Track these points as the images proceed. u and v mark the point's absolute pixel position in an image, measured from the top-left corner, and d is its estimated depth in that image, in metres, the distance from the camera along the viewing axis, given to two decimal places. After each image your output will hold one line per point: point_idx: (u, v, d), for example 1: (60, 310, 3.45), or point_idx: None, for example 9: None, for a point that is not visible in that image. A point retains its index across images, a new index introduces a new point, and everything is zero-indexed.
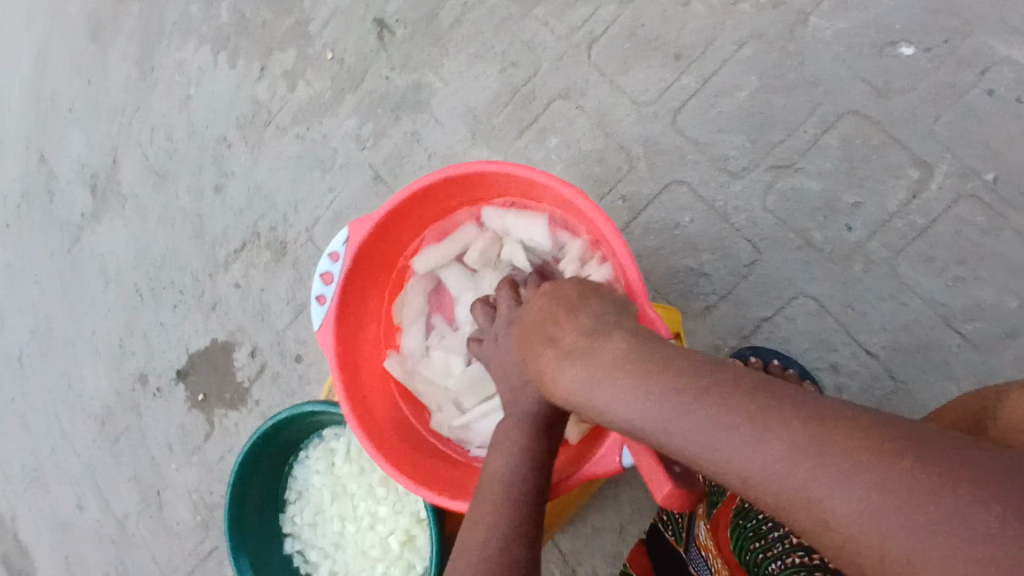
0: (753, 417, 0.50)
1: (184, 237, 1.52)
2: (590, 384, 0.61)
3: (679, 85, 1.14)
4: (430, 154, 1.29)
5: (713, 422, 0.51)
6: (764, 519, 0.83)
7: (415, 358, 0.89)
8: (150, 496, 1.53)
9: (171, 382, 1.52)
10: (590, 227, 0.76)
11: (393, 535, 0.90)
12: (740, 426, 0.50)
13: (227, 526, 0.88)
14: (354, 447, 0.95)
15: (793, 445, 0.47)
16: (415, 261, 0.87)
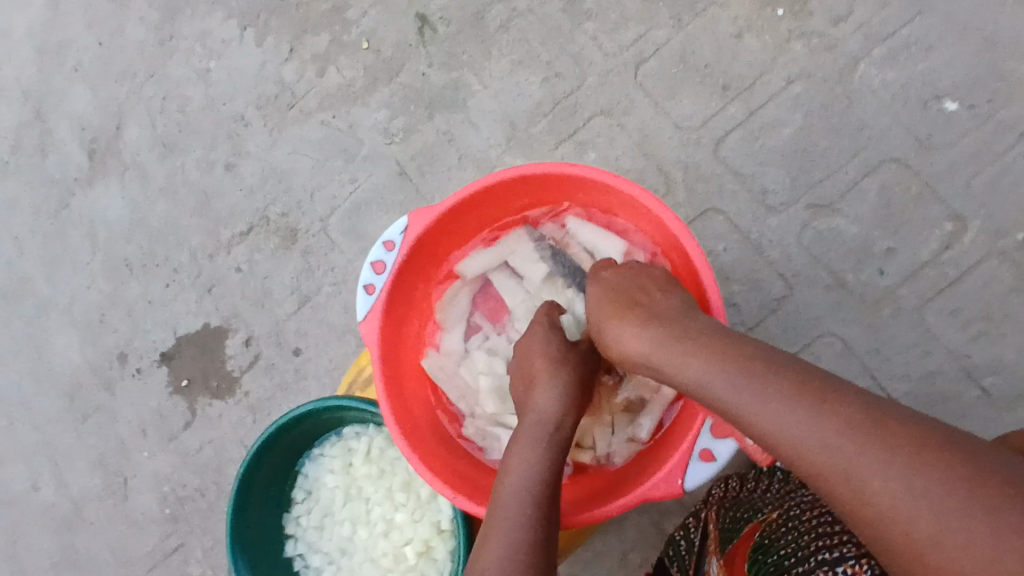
0: (813, 393, 0.50)
1: (186, 213, 1.45)
2: (655, 347, 0.62)
3: (725, 115, 1.14)
4: (462, 156, 1.27)
5: (766, 395, 0.52)
6: None
7: (455, 357, 0.86)
8: (116, 482, 1.44)
9: (153, 364, 1.43)
10: (665, 244, 0.76)
11: (410, 544, 0.86)
12: (802, 407, 0.49)
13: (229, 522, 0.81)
14: (375, 448, 0.89)
15: (843, 425, 0.47)
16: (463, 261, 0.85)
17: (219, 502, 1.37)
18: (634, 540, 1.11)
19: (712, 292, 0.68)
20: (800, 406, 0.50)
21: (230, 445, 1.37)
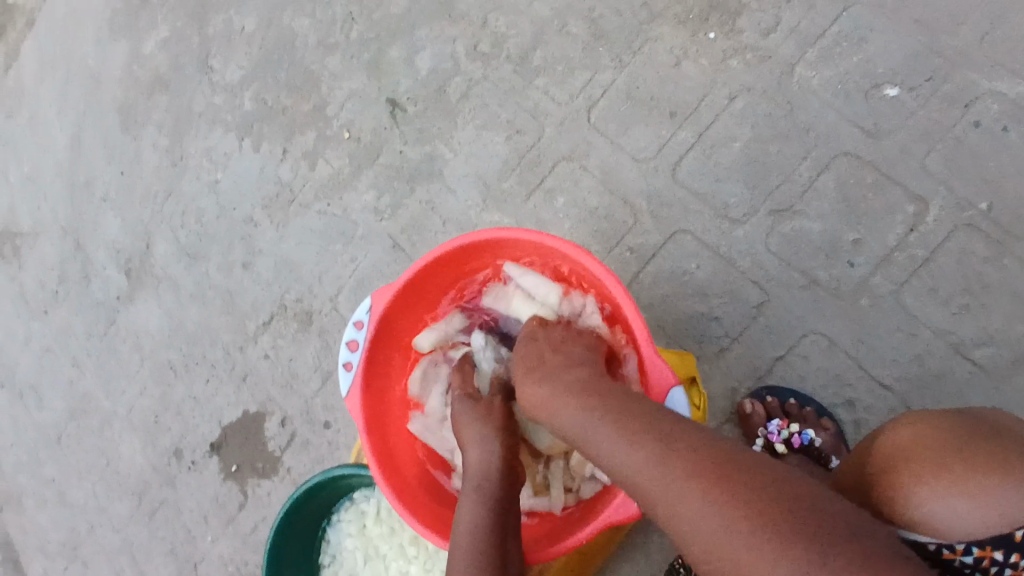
0: (657, 443, 0.61)
1: (215, 312, 1.59)
2: (553, 405, 0.73)
3: (677, 140, 1.20)
4: (445, 220, 1.36)
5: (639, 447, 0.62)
6: None
7: (436, 419, 0.92)
8: (186, 570, 1.55)
9: (205, 455, 1.56)
10: (599, 288, 0.84)
11: None
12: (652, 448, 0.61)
13: None
14: (384, 507, 0.98)
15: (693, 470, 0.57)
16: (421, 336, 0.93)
17: None
18: (658, 561, 1.13)
19: (639, 325, 0.75)
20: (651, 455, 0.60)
21: None
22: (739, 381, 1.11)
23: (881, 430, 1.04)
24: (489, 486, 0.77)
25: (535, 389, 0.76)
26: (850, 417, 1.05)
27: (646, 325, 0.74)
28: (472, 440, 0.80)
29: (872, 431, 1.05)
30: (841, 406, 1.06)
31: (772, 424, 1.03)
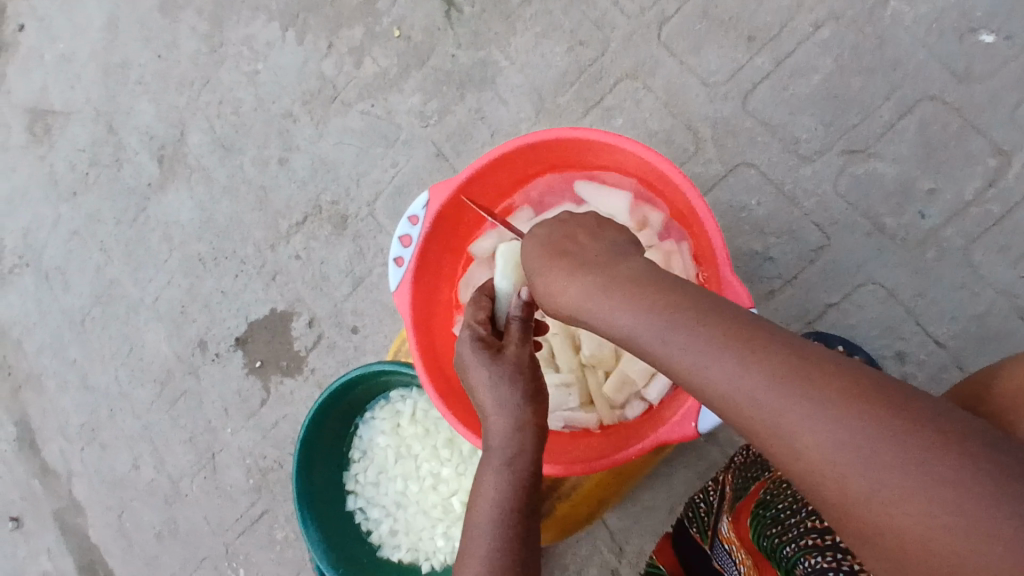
0: (761, 352, 0.48)
1: (248, 208, 1.56)
2: (588, 301, 0.60)
3: (752, 66, 1.13)
4: (494, 132, 1.31)
5: (736, 357, 0.49)
6: (784, 507, 0.79)
7: None
8: (205, 457, 1.59)
9: (230, 348, 1.56)
10: (675, 200, 0.77)
11: (456, 496, 0.95)
12: (753, 358, 0.48)
13: (294, 480, 0.90)
14: (419, 409, 0.97)
15: (818, 387, 0.46)
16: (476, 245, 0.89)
17: None
18: (681, 492, 1.14)
19: (718, 240, 0.69)
20: (752, 366, 0.48)
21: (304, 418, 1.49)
22: (787, 324, 1.07)
23: (929, 386, 1.01)
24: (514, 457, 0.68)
25: (564, 284, 0.63)
26: (899, 369, 1.03)
27: (724, 242, 0.69)
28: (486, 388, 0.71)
29: (919, 386, 1.02)
30: (890, 358, 1.03)
31: None
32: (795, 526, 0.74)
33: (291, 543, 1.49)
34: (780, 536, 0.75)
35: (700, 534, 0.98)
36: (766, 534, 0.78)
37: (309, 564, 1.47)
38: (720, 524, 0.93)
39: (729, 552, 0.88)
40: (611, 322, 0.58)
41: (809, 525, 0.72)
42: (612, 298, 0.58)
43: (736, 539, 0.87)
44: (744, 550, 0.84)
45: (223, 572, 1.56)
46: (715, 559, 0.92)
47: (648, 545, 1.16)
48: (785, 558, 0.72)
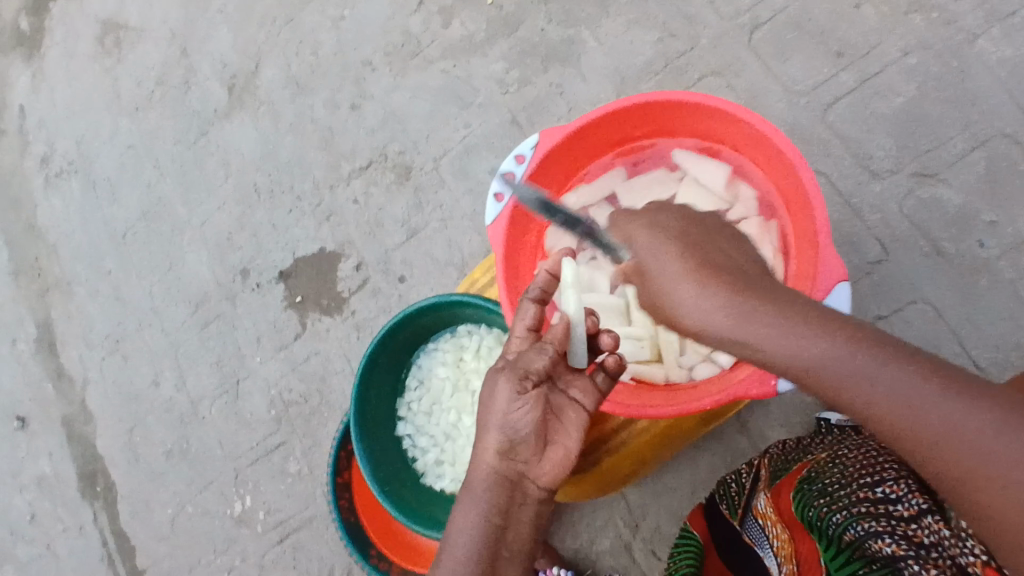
0: (896, 357, 0.54)
1: (312, 147, 1.59)
2: (758, 328, 0.59)
3: (837, 81, 1.18)
4: (571, 108, 1.35)
5: (872, 359, 0.54)
6: (831, 483, 0.85)
7: None
8: (229, 383, 1.61)
9: (271, 280, 1.59)
10: (778, 179, 0.79)
11: None
12: (892, 364, 0.53)
13: (356, 392, 0.93)
14: (484, 347, 1.00)
15: (957, 391, 0.51)
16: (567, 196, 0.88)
17: (321, 408, 1.51)
18: (705, 478, 1.18)
19: (820, 215, 0.70)
20: (891, 371, 0.53)
21: (336, 358, 1.51)
22: None
23: None
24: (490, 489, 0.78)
25: (721, 305, 0.60)
26: None
27: (826, 217, 0.70)
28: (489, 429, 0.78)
29: None
30: None
31: None
32: (846, 495, 0.81)
33: (302, 478, 1.51)
34: (829, 505, 0.82)
35: (728, 510, 1.00)
36: (811, 504, 0.84)
37: (318, 501, 1.49)
38: (753, 500, 0.97)
39: (763, 527, 0.91)
40: (788, 352, 0.57)
41: (861, 496, 0.80)
42: (788, 328, 0.58)
43: (772, 514, 0.91)
44: (782, 524, 0.88)
45: (228, 497, 1.57)
46: (744, 534, 0.95)
47: (664, 525, 1.20)
48: (834, 524, 0.79)
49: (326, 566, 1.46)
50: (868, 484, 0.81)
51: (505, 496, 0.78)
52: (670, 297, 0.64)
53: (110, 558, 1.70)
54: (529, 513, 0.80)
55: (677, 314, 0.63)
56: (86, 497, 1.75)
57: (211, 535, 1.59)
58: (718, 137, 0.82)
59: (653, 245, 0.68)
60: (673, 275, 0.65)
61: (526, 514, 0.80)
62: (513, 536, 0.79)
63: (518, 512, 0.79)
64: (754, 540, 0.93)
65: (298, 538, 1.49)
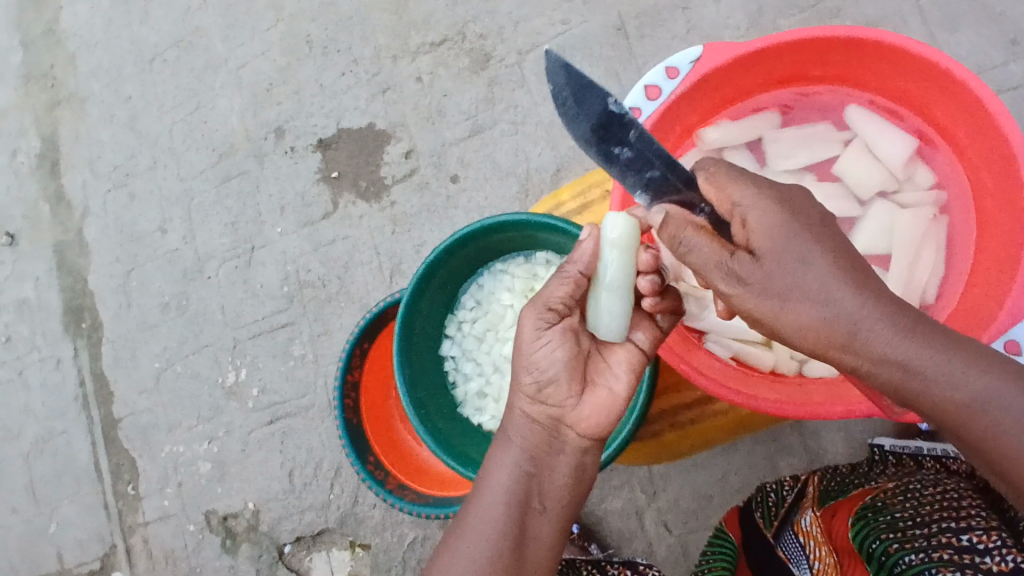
0: None
1: (381, 7, 1.41)
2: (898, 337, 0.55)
3: (1003, 71, 1.09)
4: (691, 28, 1.21)
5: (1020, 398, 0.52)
6: (902, 518, 0.83)
7: None
8: (242, 247, 1.49)
9: (308, 147, 1.44)
10: (974, 164, 0.69)
11: None
12: None
13: (408, 300, 0.83)
14: None
15: None
16: (706, 129, 0.76)
17: (338, 297, 1.40)
18: (739, 463, 1.10)
19: None
20: None
21: (363, 247, 1.38)
22: None
23: None
24: (527, 439, 0.73)
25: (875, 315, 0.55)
26: None
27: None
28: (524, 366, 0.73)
29: None
30: None
31: None
32: (923, 537, 0.78)
33: (304, 364, 1.41)
34: (900, 543, 0.79)
35: (763, 520, 0.99)
36: (877, 538, 0.82)
37: (317, 391, 1.40)
38: (796, 516, 0.95)
39: (804, 545, 0.89)
40: (943, 379, 0.54)
41: (943, 541, 0.77)
42: (937, 350, 0.54)
43: (818, 534, 0.88)
44: (829, 546, 0.86)
45: (221, 366, 1.49)
46: (779, 547, 0.93)
47: (682, 499, 1.13)
48: (906, 564, 0.76)
49: (313, 458, 1.40)
50: (949, 529, 0.78)
51: (542, 444, 0.73)
52: (803, 296, 0.57)
53: (85, 399, 1.62)
54: (568, 464, 0.73)
55: (808, 319, 0.57)
56: (68, 332, 1.65)
57: (196, 400, 1.51)
58: (910, 99, 0.71)
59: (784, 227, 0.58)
60: (802, 271, 0.57)
61: (564, 464, 0.73)
62: (550, 488, 0.72)
63: (555, 461, 0.73)
64: (790, 558, 0.91)
65: (289, 424, 1.42)
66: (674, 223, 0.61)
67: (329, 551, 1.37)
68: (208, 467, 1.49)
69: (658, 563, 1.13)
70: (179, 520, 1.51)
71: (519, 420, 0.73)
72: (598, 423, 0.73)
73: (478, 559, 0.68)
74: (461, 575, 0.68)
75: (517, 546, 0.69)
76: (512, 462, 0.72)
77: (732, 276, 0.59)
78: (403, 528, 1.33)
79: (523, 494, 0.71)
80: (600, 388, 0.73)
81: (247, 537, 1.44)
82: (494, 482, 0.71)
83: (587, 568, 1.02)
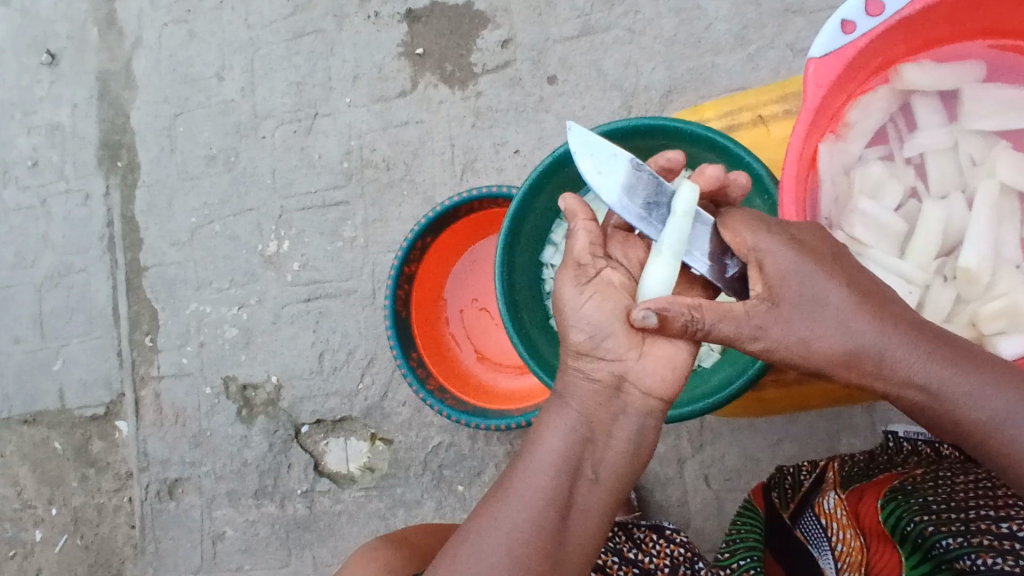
0: None
1: None
2: (922, 366, 0.55)
3: None
4: None
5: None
6: (938, 497, 0.69)
7: (850, 159, 0.71)
8: (304, 112, 1.39)
9: (395, 17, 1.33)
10: None
11: None
12: None
13: (527, 189, 0.84)
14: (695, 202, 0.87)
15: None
16: (906, 67, 0.70)
17: (402, 184, 1.31)
18: (797, 434, 1.07)
19: None
20: None
21: (438, 135, 1.29)
22: None
23: None
24: (579, 401, 0.64)
25: (895, 341, 0.55)
26: None
27: None
28: (577, 320, 0.64)
29: None
30: None
31: None
32: (961, 519, 0.66)
33: (353, 248, 1.35)
34: (936, 525, 0.67)
35: (781, 502, 0.88)
36: (910, 520, 0.69)
37: (364, 278, 1.34)
38: (816, 497, 0.83)
39: (825, 528, 0.79)
40: (965, 401, 0.54)
41: (982, 526, 0.64)
42: (956, 369, 0.54)
43: (842, 517, 0.77)
44: (854, 528, 0.75)
45: (263, 233, 1.41)
46: (797, 528, 0.84)
47: (728, 457, 1.10)
48: (942, 548, 0.65)
49: (347, 344, 1.35)
50: (988, 515, 0.65)
51: (603, 405, 0.64)
52: (827, 328, 0.57)
53: (111, 240, 1.52)
54: (629, 427, 0.64)
55: (835, 353, 0.57)
56: (101, 167, 1.54)
57: (230, 262, 1.43)
58: None
59: (800, 264, 0.59)
60: (827, 302, 0.57)
61: (625, 429, 0.64)
62: (605, 455, 0.64)
63: (614, 425, 0.64)
64: (807, 539, 0.81)
65: (327, 306, 1.36)
66: (676, 309, 0.58)
67: (347, 439, 1.35)
68: (234, 333, 1.42)
69: (689, 514, 1.11)
70: (195, 381, 1.44)
71: (578, 377, 0.64)
72: (665, 378, 0.64)
73: (514, 532, 0.60)
74: (497, 543, 0.60)
75: (562, 516, 0.61)
76: (565, 423, 0.64)
77: (757, 325, 0.58)
78: (429, 431, 1.30)
79: (572, 460, 0.63)
80: (664, 341, 0.63)
81: (264, 411, 1.39)
82: (543, 447, 0.63)
83: (615, 528, 0.88)
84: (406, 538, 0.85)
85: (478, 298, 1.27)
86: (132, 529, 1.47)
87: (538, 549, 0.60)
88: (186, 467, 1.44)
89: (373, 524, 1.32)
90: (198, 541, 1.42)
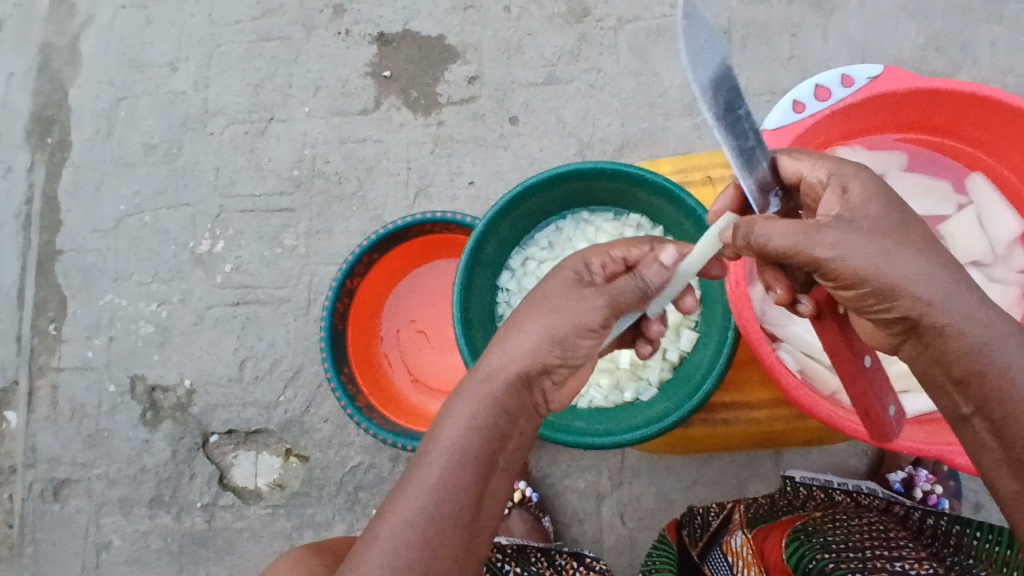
0: None
1: None
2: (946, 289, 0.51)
3: None
4: (794, 55, 1.24)
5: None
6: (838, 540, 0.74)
7: None
8: (259, 115, 1.37)
9: (365, 37, 1.36)
10: None
11: (629, 353, 0.91)
12: None
13: (495, 211, 0.86)
14: None
15: None
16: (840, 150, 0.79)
17: (351, 199, 1.31)
18: (710, 477, 1.12)
19: None
20: None
21: (394, 157, 1.31)
22: None
23: None
24: (505, 392, 0.60)
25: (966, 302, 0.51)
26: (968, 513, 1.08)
27: None
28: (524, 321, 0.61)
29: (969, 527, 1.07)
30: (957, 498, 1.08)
31: (923, 472, 1.07)
32: (859, 558, 0.69)
33: (292, 256, 1.32)
34: (836, 563, 0.69)
35: (689, 538, 0.92)
36: (813, 557, 0.71)
37: (300, 287, 1.31)
38: (724, 537, 0.89)
39: (731, 564, 0.83)
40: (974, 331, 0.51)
41: (877, 565, 0.68)
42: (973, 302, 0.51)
43: (747, 555, 0.81)
44: (758, 565, 0.79)
45: (197, 230, 1.36)
46: (704, 564, 0.87)
47: (644, 496, 1.13)
48: None
49: (273, 353, 1.31)
50: (882, 556, 0.70)
51: (521, 401, 0.61)
52: (910, 271, 0.51)
53: (27, 219, 1.42)
54: (534, 427, 0.63)
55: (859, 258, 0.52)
56: (28, 140, 1.45)
57: (156, 257, 1.37)
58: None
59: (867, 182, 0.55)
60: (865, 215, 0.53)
61: (530, 427, 0.63)
62: (514, 451, 0.61)
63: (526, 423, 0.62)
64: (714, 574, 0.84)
65: (256, 312, 1.32)
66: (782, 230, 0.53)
67: (258, 452, 1.29)
68: (149, 331, 1.35)
69: (603, 549, 1.13)
70: (99, 376, 1.35)
71: (505, 361, 0.60)
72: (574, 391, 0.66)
73: (430, 523, 0.54)
74: (410, 534, 0.53)
75: (474, 509, 0.56)
76: (485, 415, 0.58)
77: (828, 238, 0.52)
78: (349, 450, 1.27)
79: (488, 449, 0.58)
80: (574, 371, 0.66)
81: (171, 415, 1.32)
82: (460, 437, 0.57)
83: (537, 554, 0.91)
84: (331, 546, 0.82)
85: (416, 320, 1.27)
86: (10, 528, 1.33)
87: (456, 540, 0.54)
88: (76, 468, 1.33)
89: (277, 544, 1.26)
90: (80, 550, 1.31)
